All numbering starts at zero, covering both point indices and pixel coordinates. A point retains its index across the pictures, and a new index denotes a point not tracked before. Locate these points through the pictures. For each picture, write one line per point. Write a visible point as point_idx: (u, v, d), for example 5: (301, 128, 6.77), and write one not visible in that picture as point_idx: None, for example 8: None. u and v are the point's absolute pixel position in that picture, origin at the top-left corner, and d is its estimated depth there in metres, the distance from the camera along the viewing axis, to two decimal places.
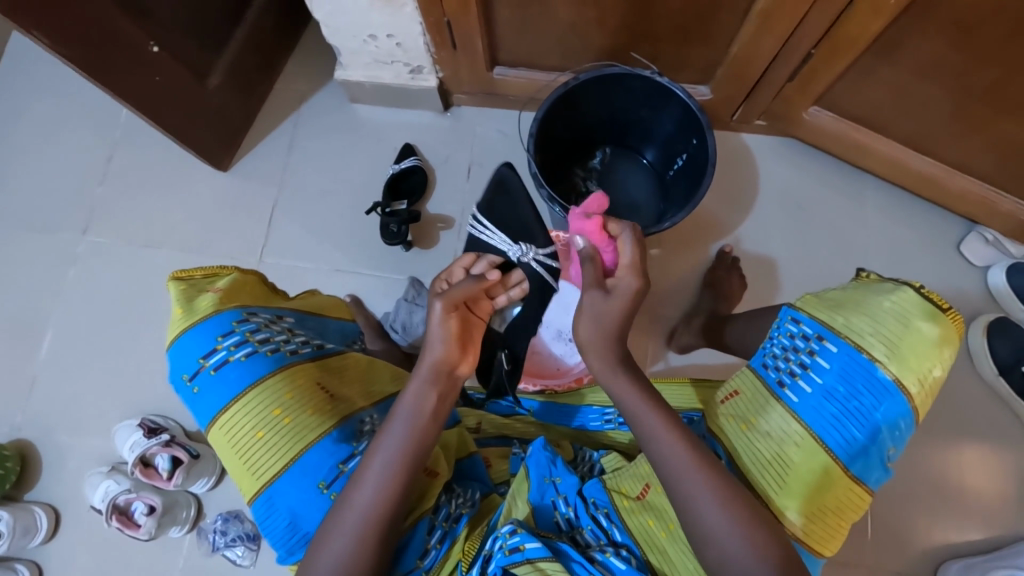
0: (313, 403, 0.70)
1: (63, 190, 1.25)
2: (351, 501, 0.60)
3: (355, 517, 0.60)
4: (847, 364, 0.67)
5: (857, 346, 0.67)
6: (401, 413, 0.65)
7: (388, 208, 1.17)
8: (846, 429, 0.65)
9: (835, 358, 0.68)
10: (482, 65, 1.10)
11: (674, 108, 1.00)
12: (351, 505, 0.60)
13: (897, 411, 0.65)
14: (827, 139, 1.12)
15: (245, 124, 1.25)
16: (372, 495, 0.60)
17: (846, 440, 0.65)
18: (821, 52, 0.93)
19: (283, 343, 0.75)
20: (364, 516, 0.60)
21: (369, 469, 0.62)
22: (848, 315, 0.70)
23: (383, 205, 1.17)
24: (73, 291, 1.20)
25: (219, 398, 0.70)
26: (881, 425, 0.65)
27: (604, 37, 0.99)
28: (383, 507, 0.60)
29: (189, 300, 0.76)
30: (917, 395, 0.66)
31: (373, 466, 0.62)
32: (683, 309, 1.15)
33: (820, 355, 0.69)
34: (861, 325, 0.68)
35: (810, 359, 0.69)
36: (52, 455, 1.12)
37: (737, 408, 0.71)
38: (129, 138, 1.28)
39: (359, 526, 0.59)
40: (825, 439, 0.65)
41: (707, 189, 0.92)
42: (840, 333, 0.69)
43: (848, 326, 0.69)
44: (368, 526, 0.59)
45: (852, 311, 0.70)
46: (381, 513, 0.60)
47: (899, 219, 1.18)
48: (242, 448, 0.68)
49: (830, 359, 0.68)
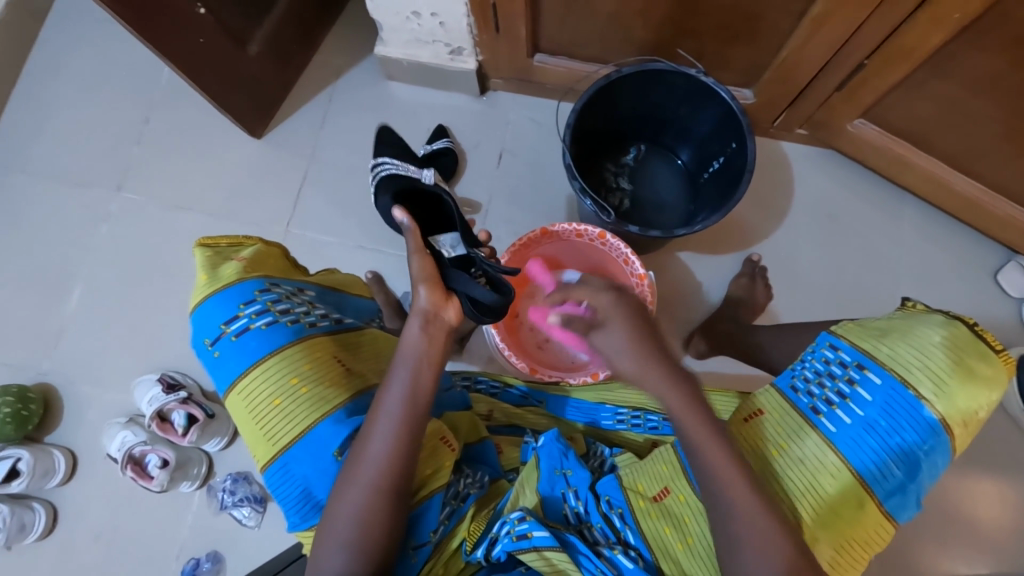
0: (330, 375, 0.71)
1: (103, 146, 1.27)
2: (365, 451, 0.62)
3: (369, 478, 0.61)
4: (890, 397, 0.66)
5: (902, 380, 0.66)
6: (402, 353, 0.67)
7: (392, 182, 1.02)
8: (885, 465, 0.64)
9: (878, 390, 0.67)
10: (522, 51, 1.08)
11: (717, 109, 0.98)
12: (370, 465, 0.61)
13: (938, 450, 0.64)
14: (869, 153, 1.09)
15: (282, 94, 1.26)
16: (382, 444, 0.62)
17: (881, 475, 0.64)
18: (873, 61, 0.90)
19: (303, 313, 0.77)
20: (372, 479, 0.61)
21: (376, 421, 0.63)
22: (894, 346, 0.68)
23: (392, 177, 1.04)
24: (104, 245, 1.22)
25: (238, 364, 0.71)
26: (920, 462, 0.64)
27: (649, 31, 0.97)
28: (397, 452, 0.62)
29: (214, 267, 0.78)
30: (960, 435, 0.65)
31: (380, 414, 0.64)
32: (703, 314, 1.14)
33: (861, 386, 0.68)
34: (907, 358, 0.67)
35: (850, 389, 0.68)
36: (74, 402, 1.15)
37: (766, 432, 0.70)
38: (168, 99, 1.29)
39: (374, 475, 0.61)
40: (862, 473, 0.64)
41: (741, 194, 0.90)
42: (884, 364, 0.68)
43: (893, 358, 0.67)
44: (380, 481, 0.61)
45: (899, 342, 0.68)
46: (398, 462, 0.62)
47: (937, 242, 1.15)
48: (259, 414, 0.69)
49: (872, 391, 0.67)
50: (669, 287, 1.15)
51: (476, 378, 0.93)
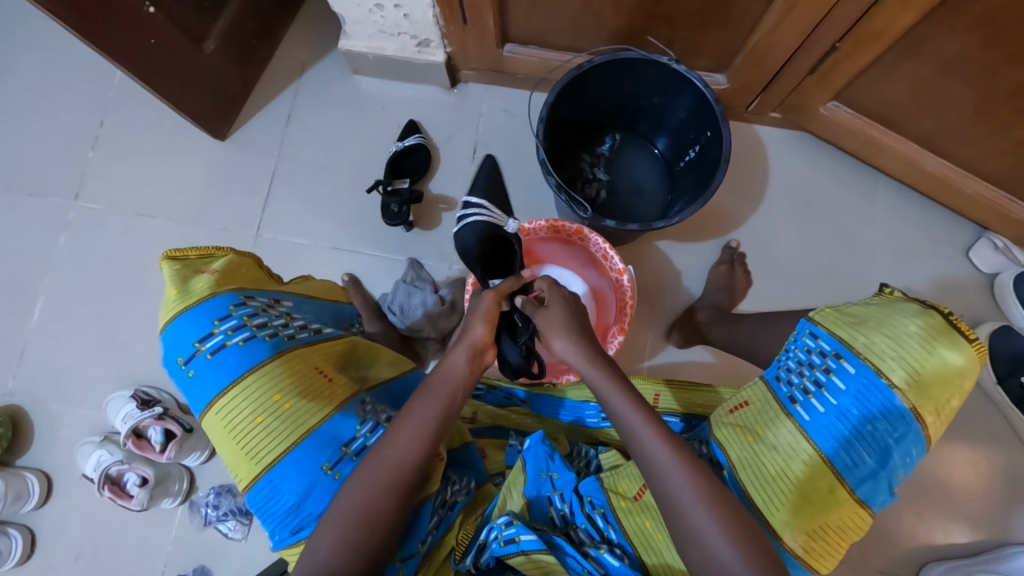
0: (312, 387, 0.70)
1: (56, 153, 1.21)
2: (382, 454, 0.62)
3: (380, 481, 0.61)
4: (864, 386, 0.67)
5: (876, 369, 0.67)
6: (441, 375, 0.69)
7: (390, 187, 1.13)
8: (856, 451, 0.65)
9: (852, 379, 0.68)
10: (491, 42, 1.05)
11: (690, 97, 0.96)
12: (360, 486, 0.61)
13: (908, 438, 0.65)
14: (842, 135, 1.10)
15: (244, 92, 1.21)
16: (404, 450, 0.63)
17: (854, 463, 0.65)
18: (845, 44, 0.89)
19: (282, 325, 0.74)
20: (386, 481, 0.61)
21: (403, 428, 0.64)
22: (871, 336, 0.69)
23: (385, 183, 1.14)
24: (65, 258, 1.17)
25: (216, 382, 0.68)
26: (893, 451, 0.65)
27: (620, 18, 0.95)
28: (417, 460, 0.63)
29: (185, 281, 0.74)
30: (932, 423, 0.66)
31: (406, 422, 0.64)
32: (685, 302, 1.14)
33: (837, 374, 0.69)
34: (882, 347, 0.68)
35: (826, 377, 0.70)
36: (45, 421, 1.11)
37: (746, 420, 0.72)
38: (123, 101, 1.24)
39: (390, 479, 0.61)
40: (835, 461, 0.65)
41: (718, 183, 0.88)
42: (860, 354, 0.69)
43: (869, 348, 0.69)
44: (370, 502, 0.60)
45: (874, 332, 0.69)
46: (410, 464, 0.62)
47: (911, 222, 1.16)
48: (239, 433, 0.66)
49: (846, 380, 0.68)
50: (650, 278, 1.15)
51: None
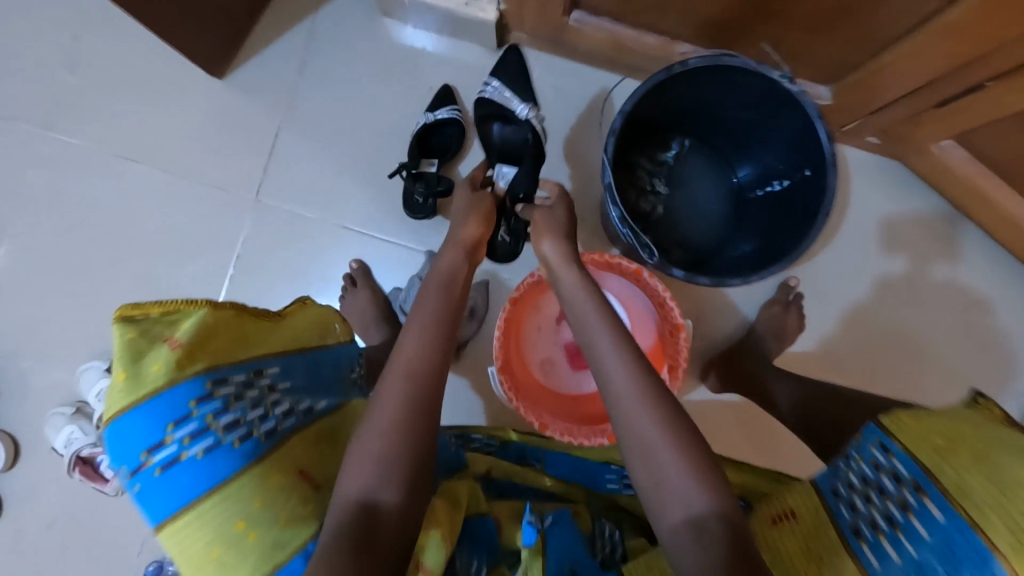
0: (290, 507, 0.54)
1: (22, 69, 1.02)
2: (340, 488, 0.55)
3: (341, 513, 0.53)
4: (953, 541, 0.45)
5: (967, 518, 0.45)
6: (434, 281, 0.73)
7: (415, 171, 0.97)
8: None
9: (934, 525, 0.47)
10: (556, 9, 0.86)
11: (795, 124, 0.78)
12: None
13: None
14: (945, 178, 0.94)
15: (248, 25, 1.01)
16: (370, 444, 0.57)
17: None
18: (998, 84, 0.73)
19: (259, 418, 0.56)
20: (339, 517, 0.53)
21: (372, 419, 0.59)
22: (965, 469, 0.47)
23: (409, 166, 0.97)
24: (32, 197, 1.02)
25: (166, 508, 0.50)
26: None
27: (722, 8, 0.77)
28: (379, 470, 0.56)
29: (134, 357, 0.52)
30: None
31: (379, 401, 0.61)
32: (726, 340, 1.02)
33: (915, 515, 0.48)
34: (980, 489, 0.45)
35: (899, 516, 0.49)
36: (10, 381, 1.01)
37: (798, 542, 0.55)
38: (104, 14, 1.03)
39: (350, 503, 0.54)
40: None
41: (810, 242, 0.72)
42: (946, 492, 0.47)
43: (960, 486, 0.46)
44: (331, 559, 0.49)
45: (971, 462, 0.47)
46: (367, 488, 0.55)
47: (995, 284, 1.03)
48: (189, 569, 0.51)
49: (928, 525, 0.47)
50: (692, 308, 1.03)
51: (470, 435, 0.85)
